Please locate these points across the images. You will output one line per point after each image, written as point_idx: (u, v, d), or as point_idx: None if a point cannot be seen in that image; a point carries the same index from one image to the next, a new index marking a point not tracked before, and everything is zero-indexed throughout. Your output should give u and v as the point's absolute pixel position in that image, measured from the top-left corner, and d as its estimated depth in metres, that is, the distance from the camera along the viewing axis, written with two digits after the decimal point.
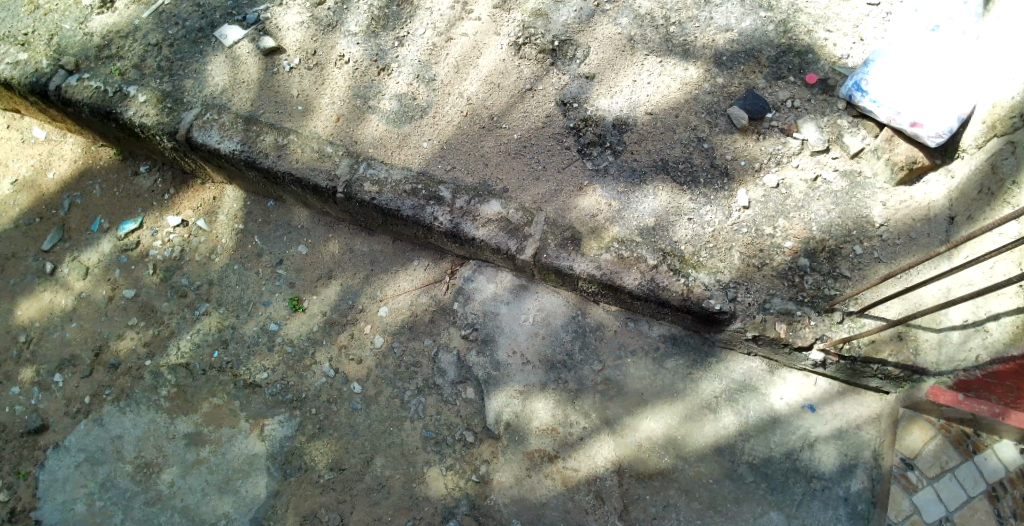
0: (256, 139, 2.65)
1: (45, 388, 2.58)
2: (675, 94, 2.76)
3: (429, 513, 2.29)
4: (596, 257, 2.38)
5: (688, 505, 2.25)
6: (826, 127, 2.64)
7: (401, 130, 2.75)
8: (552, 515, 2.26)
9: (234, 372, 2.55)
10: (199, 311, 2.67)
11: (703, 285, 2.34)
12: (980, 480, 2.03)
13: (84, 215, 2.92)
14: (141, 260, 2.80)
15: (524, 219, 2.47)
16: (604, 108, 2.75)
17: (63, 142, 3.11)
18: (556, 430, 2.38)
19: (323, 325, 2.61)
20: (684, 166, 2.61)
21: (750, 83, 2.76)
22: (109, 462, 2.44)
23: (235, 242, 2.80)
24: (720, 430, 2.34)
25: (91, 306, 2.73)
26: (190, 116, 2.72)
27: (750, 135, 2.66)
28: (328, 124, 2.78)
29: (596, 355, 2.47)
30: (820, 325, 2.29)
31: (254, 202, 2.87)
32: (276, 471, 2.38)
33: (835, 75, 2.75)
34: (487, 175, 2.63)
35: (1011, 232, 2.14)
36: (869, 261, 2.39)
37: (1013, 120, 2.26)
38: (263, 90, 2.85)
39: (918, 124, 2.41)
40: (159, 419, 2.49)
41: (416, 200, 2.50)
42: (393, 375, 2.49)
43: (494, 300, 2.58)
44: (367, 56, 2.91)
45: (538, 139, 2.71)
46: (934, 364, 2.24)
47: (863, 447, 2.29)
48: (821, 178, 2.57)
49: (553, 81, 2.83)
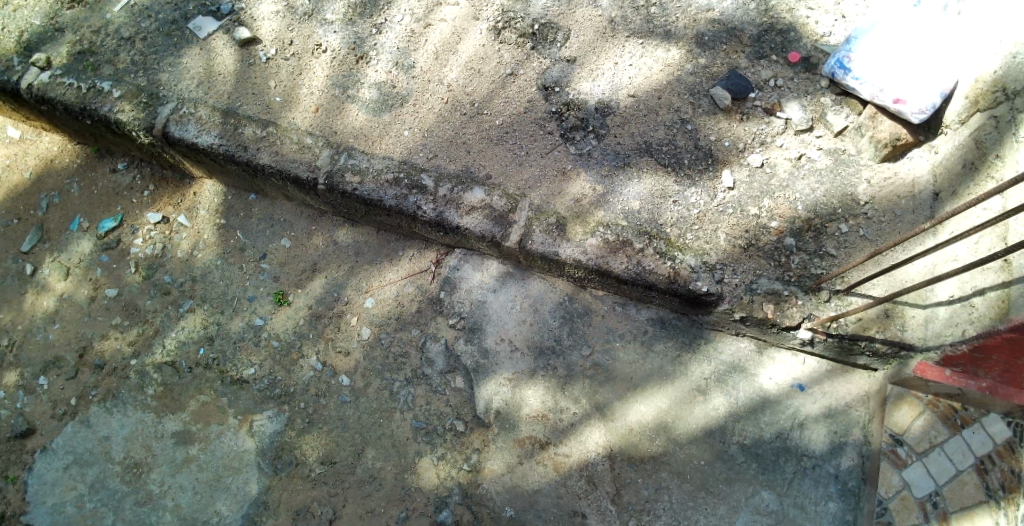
0: (234, 132, 2.61)
1: (30, 391, 2.55)
2: (657, 75, 2.74)
3: (422, 503, 2.28)
4: (582, 242, 2.36)
5: (680, 487, 2.26)
6: (809, 106, 2.63)
7: (381, 119, 2.72)
8: (545, 501, 2.26)
9: (221, 368, 2.52)
10: (183, 308, 2.64)
11: (690, 267, 2.34)
12: (968, 454, 2.02)
13: (62, 215, 2.87)
14: (122, 259, 2.76)
15: (509, 206, 2.45)
16: (586, 91, 2.73)
17: (38, 140, 3.04)
18: (546, 416, 2.38)
19: (309, 318, 2.58)
20: (668, 148, 2.60)
21: (732, 63, 2.74)
22: (97, 464, 2.41)
23: (218, 237, 2.77)
24: (710, 412, 2.35)
25: (73, 306, 2.69)
26: (167, 111, 2.67)
27: (734, 115, 2.65)
28: (308, 115, 2.74)
29: (584, 340, 2.47)
30: (807, 304, 2.30)
31: (236, 196, 2.84)
32: (267, 466, 2.37)
33: (817, 53, 2.74)
34: (470, 162, 2.61)
35: (995, 207, 2.13)
36: (854, 239, 2.40)
37: (995, 94, 2.26)
38: (241, 82, 2.81)
39: (901, 101, 2.42)
40: (147, 419, 2.46)
41: (399, 190, 2.48)
42: (381, 366, 2.48)
43: (481, 288, 2.56)
44: (345, 45, 2.87)
45: (521, 124, 2.68)
46: (921, 340, 2.26)
47: (852, 424, 2.31)
48: (805, 157, 2.56)
49: (534, 65, 2.80)
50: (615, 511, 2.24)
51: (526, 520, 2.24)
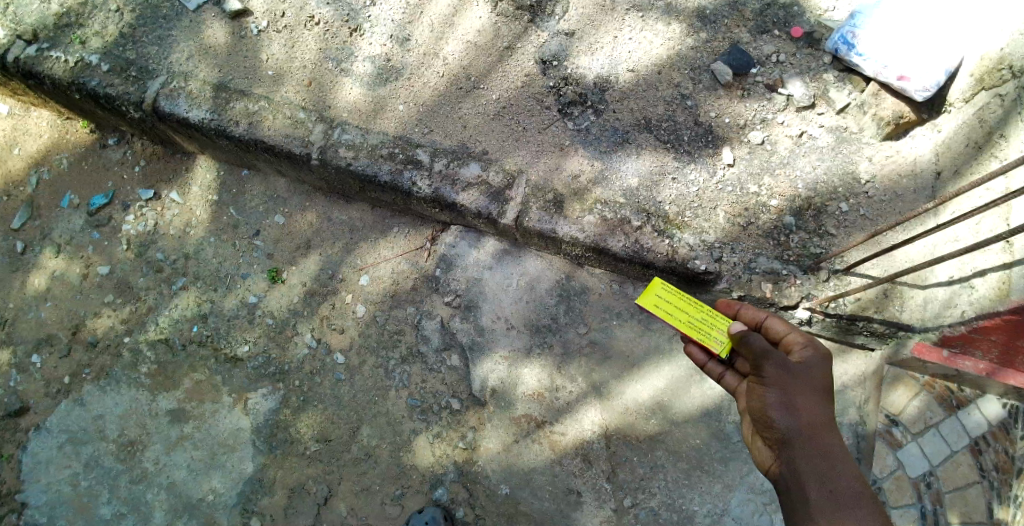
0: (226, 106, 2.56)
1: (23, 370, 2.53)
2: (658, 50, 2.69)
3: (418, 481, 2.29)
4: (579, 219, 2.34)
5: (675, 466, 2.26)
6: (812, 82, 2.59)
7: (376, 94, 2.67)
8: (541, 479, 2.26)
9: (215, 346, 2.50)
10: (176, 286, 2.61)
11: (689, 246, 2.31)
12: (963, 435, 2.10)
13: (52, 191, 2.82)
14: (114, 236, 2.73)
15: (505, 182, 2.41)
16: (585, 66, 2.68)
17: (26, 116, 2.98)
18: (542, 395, 2.37)
19: (304, 296, 2.56)
20: (668, 124, 2.56)
21: (734, 38, 2.69)
22: (92, 442, 2.40)
23: (211, 214, 2.73)
24: (706, 392, 2.34)
25: (65, 284, 2.66)
26: (156, 85, 2.62)
27: (734, 91, 2.61)
28: (301, 89, 2.69)
29: (581, 318, 2.45)
30: (806, 283, 2.28)
31: (228, 171, 2.79)
32: (262, 444, 2.36)
33: (821, 28, 2.69)
34: (466, 138, 2.57)
35: (997, 187, 2.10)
36: (855, 218, 2.37)
37: (1001, 72, 2.21)
38: (233, 55, 2.75)
39: (905, 77, 2.37)
40: (141, 397, 2.45)
41: (394, 165, 2.44)
42: (376, 344, 2.46)
43: (477, 266, 2.53)
44: (339, 17, 2.81)
45: (518, 99, 2.63)
46: (919, 321, 2.20)
47: (849, 404, 2.30)
48: (806, 135, 2.53)
49: (532, 38, 2.74)
50: (611, 490, 2.25)
51: (522, 497, 2.25)
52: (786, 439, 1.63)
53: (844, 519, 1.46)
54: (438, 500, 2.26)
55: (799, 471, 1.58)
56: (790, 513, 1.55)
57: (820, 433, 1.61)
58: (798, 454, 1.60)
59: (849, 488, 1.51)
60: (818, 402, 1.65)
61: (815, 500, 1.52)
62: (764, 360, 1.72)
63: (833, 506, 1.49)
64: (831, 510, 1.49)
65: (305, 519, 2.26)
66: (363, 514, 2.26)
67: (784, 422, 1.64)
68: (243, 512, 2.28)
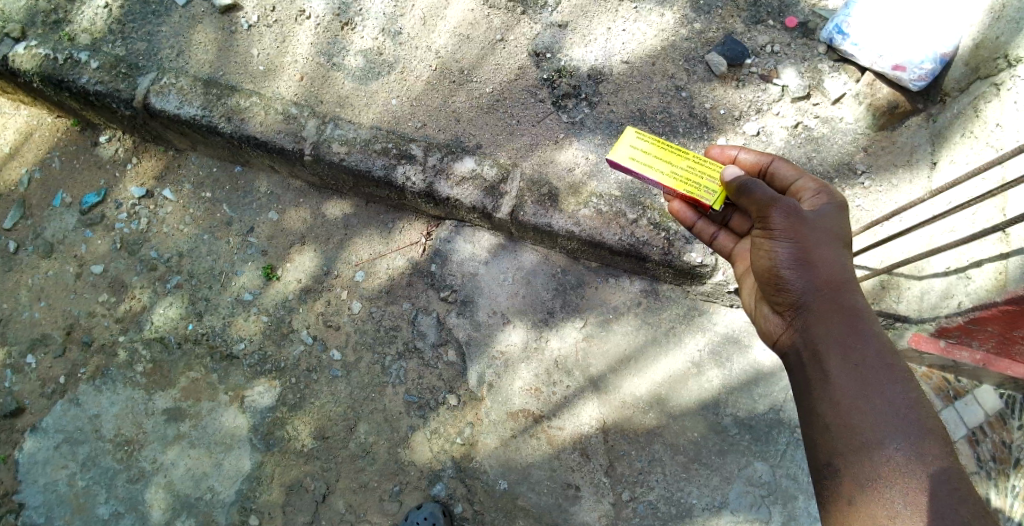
0: (217, 102, 2.54)
1: (18, 370, 2.51)
2: (651, 41, 2.67)
3: (416, 477, 2.28)
4: (574, 213, 2.32)
5: (673, 459, 2.26)
6: (807, 72, 2.57)
7: (368, 88, 2.65)
8: (539, 474, 2.26)
9: (211, 344, 2.49)
10: (170, 284, 2.60)
11: (684, 238, 2.30)
12: (960, 426, 2.09)
13: (43, 190, 2.80)
14: (107, 234, 2.71)
15: (499, 176, 2.39)
16: (578, 58, 2.66)
17: (16, 114, 2.96)
18: (539, 389, 2.36)
19: (298, 292, 2.55)
20: (662, 116, 2.54)
21: (728, 28, 2.68)
22: (89, 442, 2.39)
23: (204, 211, 2.71)
24: (703, 385, 2.34)
25: (59, 284, 2.64)
26: (147, 81, 2.59)
27: (729, 82, 2.59)
28: (292, 84, 2.67)
29: (578, 312, 2.45)
30: None
31: (221, 168, 2.77)
32: (259, 442, 2.35)
33: (815, 17, 2.67)
34: (460, 132, 2.55)
35: (993, 176, 2.08)
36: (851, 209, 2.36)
37: (997, 61, 2.20)
38: (224, 51, 2.74)
39: (901, 66, 2.36)
40: (136, 396, 2.44)
41: (388, 159, 2.43)
42: (372, 340, 2.45)
43: (473, 260, 2.52)
44: (330, 11, 2.79)
45: (511, 92, 2.62)
46: (916, 312, 2.20)
47: None
48: (802, 125, 2.52)
49: (524, 31, 2.73)
50: (609, 483, 2.25)
51: (520, 492, 2.24)
52: (801, 301, 1.68)
53: (868, 382, 1.51)
54: (436, 496, 2.26)
55: (817, 326, 1.64)
56: (811, 374, 1.61)
57: (836, 292, 1.66)
58: (814, 314, 1.66)
59: (865, 334, 1.58)
60: (832, 257, 1.69)
61: (834, 366, 1.57)
62: (772, 208, 1.73)
63: (852, 354, 1.56)
64: (845, 358, 1.56)
65: (303, 516, 2.26)
66: (361, 511, 2.26)
67: (798, 286, 1.68)
68: (241, 510, 2.28)
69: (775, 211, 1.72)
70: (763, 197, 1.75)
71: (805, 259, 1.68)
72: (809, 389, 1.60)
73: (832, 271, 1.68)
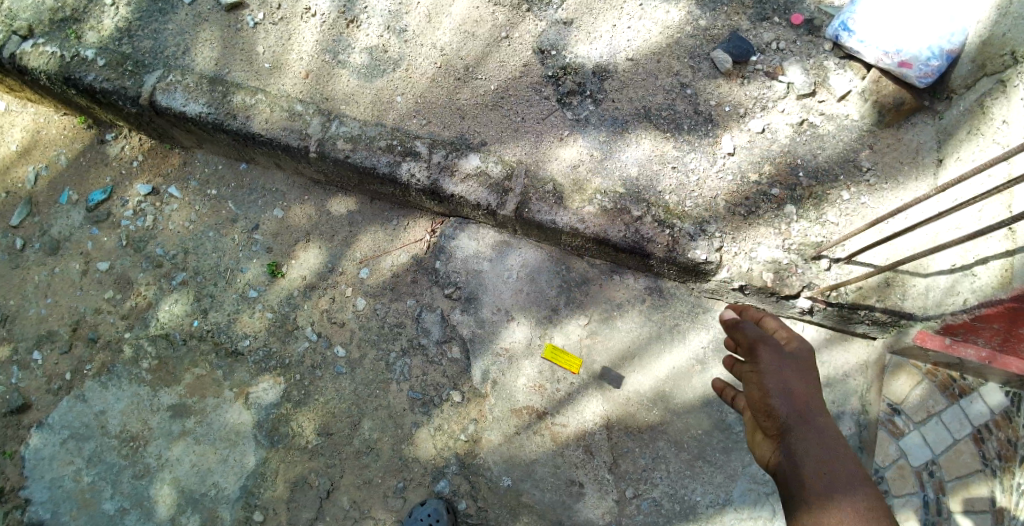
0: (222, 100, 2.55)
1: (24, 366, 2.52)
2: (656, 38, 2.67)
3: (420, 474, 2.29)
4: (579, 210, 2.32)
5: (677, 456, 2.26)
6: (812, 69, 2.57)
7: (373, 85, 2.66)
8: (543, 470, 2.26)
9: (216, 340, 2.50)
10: (175, 281, 2.61)
11: (689, 235, 2.30)
12: (965, 423, 2.08)
13: (50, 187, 2.81)
14: (113, 231, 2.72)
15: (504, 173, 2.40)
16: (583, 55, 2.66)
17: (23, 112, 2.97)
18: (543, 386, 2.36)
19: (303, 289, 2.55)
20: (667, 113, 2.54)
21: (734, 25, 2.67)
22: (94, 438, 2.40)
23: (209, 208, 2.72)
24: (707, 383, 2.33)
25: (65, 281, 2.65)
26: (153, 78, 2.60)
27: (734, 79, 2.59)
28: (297, 81, 2.68)
29: (582, 309, 2.45)
30: (808, 273, 2.27)
31: (226, 165, 2.78)
32: (264, 438, 2.36)
33: (821, 14, 2.66)
34: (465, 129, 2.56)
35: (999, 173, 2.08)
36: (856, 206, 2.36)
37: (1004, 58, 2.19)
38: (229, 48, 2.75)
39: (907, 64, 2.35)
40: (142, 392, 2.45)
41: (393, 156, 2.43)
42: (376, 337, 2.46)
43: (477, 257, 2.53)
44: (335, 8, 2.79)
45: (516, 89, 2.62)
46: (921, 309, 2.20)
47: (850, 393, 2.29)
48: (807, 122, 2.51)
49: (529, 28, 2.72)
50: (613, 480, 2.25)
51: (523, 489, 2.25)
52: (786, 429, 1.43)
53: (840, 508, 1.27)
54: (440, 492, 2.26)
55: (798, 452, 1.39)
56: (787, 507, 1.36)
57: (819, 420, 1.44)
58: (798, 439, 1.41)
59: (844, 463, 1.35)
60: (812, 389, 1.51)
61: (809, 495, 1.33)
62: (758, 343, 1.63)
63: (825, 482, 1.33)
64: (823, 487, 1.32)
65: (307, 512, 2.26)
66: (365, 507, 2.26)
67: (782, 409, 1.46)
68: (246, 506, 2.29)
69: (762, 348, 1.61)
70: (751, 335, 1.66)
71: (784, 379, 1.52)
72: (802, 519, 1.30)
73: (814, 396, 1.50)
